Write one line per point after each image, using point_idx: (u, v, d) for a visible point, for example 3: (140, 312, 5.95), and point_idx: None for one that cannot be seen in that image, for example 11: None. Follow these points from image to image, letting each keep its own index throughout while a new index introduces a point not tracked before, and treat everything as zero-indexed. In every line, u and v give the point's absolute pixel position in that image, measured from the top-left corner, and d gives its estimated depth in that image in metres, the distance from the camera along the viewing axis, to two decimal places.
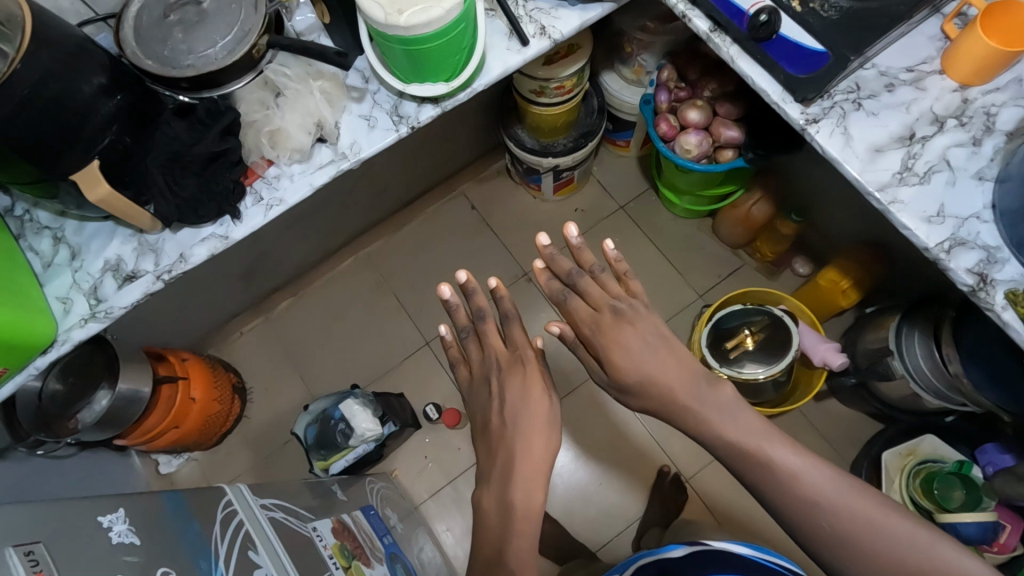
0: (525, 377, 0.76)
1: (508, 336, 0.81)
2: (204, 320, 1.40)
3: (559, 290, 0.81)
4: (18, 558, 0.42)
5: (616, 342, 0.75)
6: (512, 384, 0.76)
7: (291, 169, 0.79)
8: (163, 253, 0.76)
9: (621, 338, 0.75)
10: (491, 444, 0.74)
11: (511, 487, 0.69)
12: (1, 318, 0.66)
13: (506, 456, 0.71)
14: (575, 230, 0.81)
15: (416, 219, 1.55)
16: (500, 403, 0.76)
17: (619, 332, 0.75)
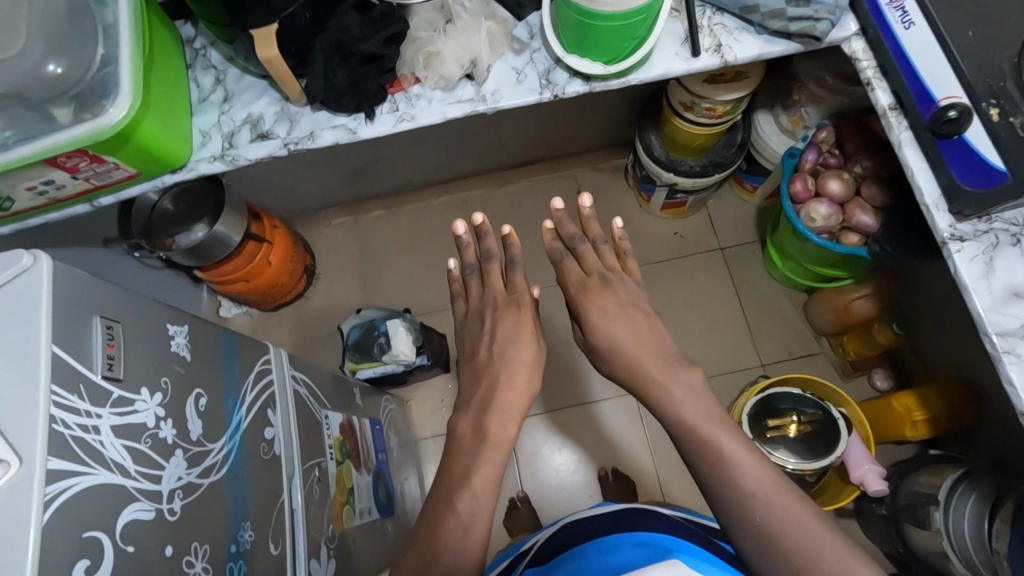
0: (518, 317, 0.78)
1: (510, 279, 0.82)
2: (304, 200, 1.50)
3: (558, 251, 0.81)
4: (100, 329, 0.47)
5: (602, 309, 0.75)
6: (506, 323, 0.78)
7: (432, 93, 0.82)
8: (297, 126, 0.82)
9: (601, 303, 0.75)
10: (476, 370, 0.76)
11: (488, 414, 0.71)
12: (151, 131, 0.74)
13: (489, 385, 0.74)
14: (588, 199, 0.80)
15: (523, 185, 1.58)
16: (489, 337, 0.78)
17: (602, 299, 0.75)
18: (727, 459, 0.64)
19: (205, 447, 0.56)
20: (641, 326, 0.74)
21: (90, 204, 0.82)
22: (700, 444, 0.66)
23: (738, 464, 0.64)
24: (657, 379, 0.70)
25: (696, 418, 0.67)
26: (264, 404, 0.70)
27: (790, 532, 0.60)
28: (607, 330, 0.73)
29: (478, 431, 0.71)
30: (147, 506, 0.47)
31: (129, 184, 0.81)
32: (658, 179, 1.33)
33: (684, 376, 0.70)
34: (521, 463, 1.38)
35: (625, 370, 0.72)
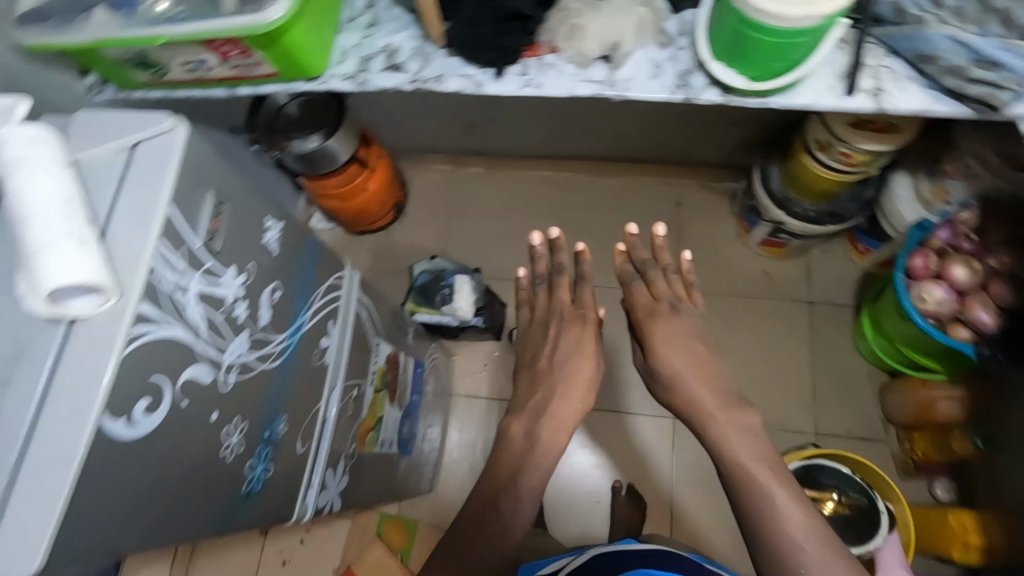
0: (579, 331, 0.78)
1: (578, 295, 0.81)
2: (412, 139, 1.55)
3: (629, 274, 0.80)
4: (210, 202, 0.51)
5: (666, 343, 0.75)
6: (566, 337, 0.78)
7: (564, 66, 0.82)
8: (429, 66, 0.84)
9: (666, 337, 0.75)
10: (534, 379, 0.77)
11: (543, 423, 0.73)
12: (297, 37, 0.78)
13: (545, 396, 0.75)
14: (664, 228, 0.79)
15: (625, 182, 1.55)
16: (551, 348, 0.78)
17: (667, 332, 0.75)
18: (772, 507, 0.64)
19: (268, 337, 0.61)
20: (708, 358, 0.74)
21: (228, 90, 0.88)
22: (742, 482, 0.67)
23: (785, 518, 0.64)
24: (715, 414, 0.71)
25: (750, 456, 0.68)
26: (326, 316, 0.75)
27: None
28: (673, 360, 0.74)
29: (531, 438, 0.73)
30: (207, 370, 0.51)
31: (265, 82, 0.86)
32: (766, 214, 1.26)
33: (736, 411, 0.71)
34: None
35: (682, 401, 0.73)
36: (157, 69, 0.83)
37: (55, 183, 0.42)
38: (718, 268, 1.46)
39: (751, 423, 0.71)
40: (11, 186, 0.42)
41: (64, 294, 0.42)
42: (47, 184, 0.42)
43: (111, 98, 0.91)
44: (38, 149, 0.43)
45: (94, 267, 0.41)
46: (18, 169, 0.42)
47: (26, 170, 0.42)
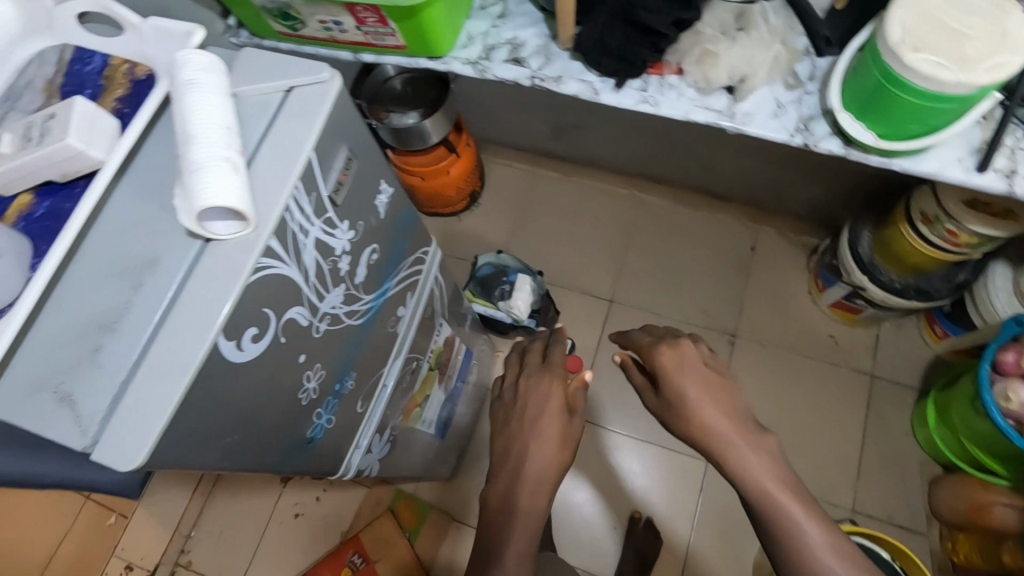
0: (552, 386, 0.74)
1: (549, 354, 0.79)
2: (500, 133, 1.56)
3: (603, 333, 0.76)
4: (343, 156, 0.52)
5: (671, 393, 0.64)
6: (537, 393, 0.74)
7: (685, 89, 0.81)
8: (550, 65, 0.85)
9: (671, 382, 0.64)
10: (506, 435, 0.72)
11: (518, 487, 0.67)
12: (433, 16, 0.80)
13: (520, 450, 0.70)
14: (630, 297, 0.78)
15: (701, 215, 1.53)
16: (520, 402, 0.74)
17: (674, 375, 0.64)
18: (796, 534, 0.57)
19: (358, 296, 0.62)
20: (718, 393, 0.63)
21: (353, 54, 0.91)
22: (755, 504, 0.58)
23: (813, 546, 0.56)
24: (729, 437, 0.61)
25: (776, 480, 0.59)
26: (407, 288, 0.77)
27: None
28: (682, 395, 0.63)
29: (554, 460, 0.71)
30: (306, 314, 0.53)
31: (391, 53, 0.89)
32: (848, 276, 1.22)
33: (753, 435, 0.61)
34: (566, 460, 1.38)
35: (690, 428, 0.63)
36: (294, 23, 0.87)
37: (220, 110, 0.45)
38: (781, 321, 1.43)
39: (772, 448, 0.61)
40: (182, 105, 0.44)
41: (208, 214, 0.44)
42: (213, 109, 0.44)
43: (243, 42, 0.95)
44: (210, 78, 0.46)
45: (240, 194, 0.43)
46: (191, 91, 0.45)
47: (196, 94, 0.45)
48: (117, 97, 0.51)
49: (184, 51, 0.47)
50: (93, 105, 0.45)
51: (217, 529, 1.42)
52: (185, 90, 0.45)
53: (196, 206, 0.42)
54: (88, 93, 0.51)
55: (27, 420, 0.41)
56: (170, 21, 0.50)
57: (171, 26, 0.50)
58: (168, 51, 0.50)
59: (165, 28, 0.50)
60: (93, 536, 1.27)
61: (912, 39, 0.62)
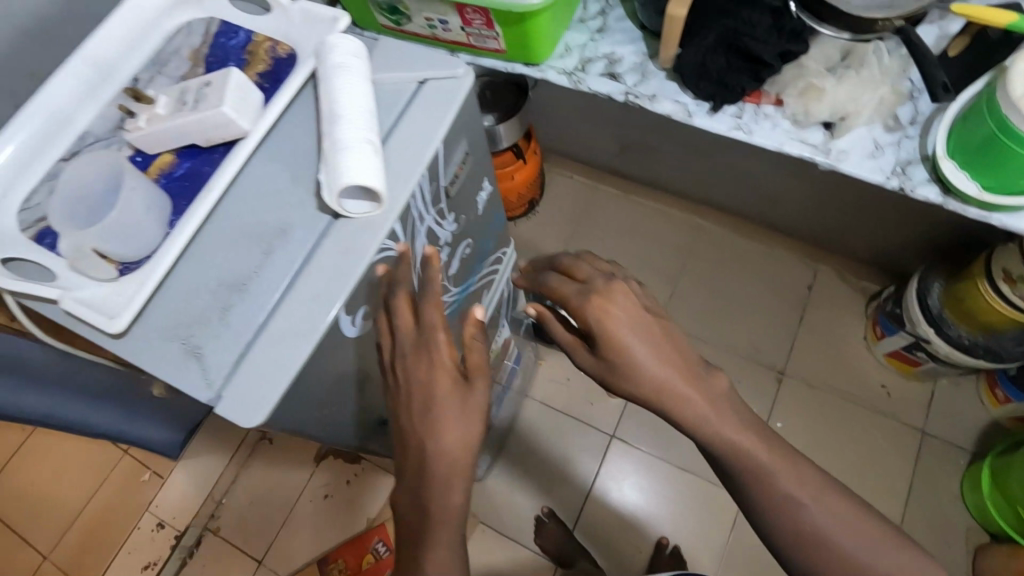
0: (431, 369, 0.46)
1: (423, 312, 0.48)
2: (566, 143, 1.57)
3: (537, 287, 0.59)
4: (462, 151, 0.54)
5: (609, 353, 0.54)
6: (418, 381, 0.47)
7: (781, 121, 0.81)
8: (645, 83, 0.86)
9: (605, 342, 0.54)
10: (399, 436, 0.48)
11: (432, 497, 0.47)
12: (539, 25, 0.82)
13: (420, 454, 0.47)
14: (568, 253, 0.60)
15: (760, 248, 1.51)
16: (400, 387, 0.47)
17: (611, 332, 0.54)
18: (794, 512, 0.54)
19: (447, 288, 0.63)
20: (656, 339, 0.55)
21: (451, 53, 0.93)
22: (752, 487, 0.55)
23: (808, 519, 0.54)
24: (672, 384, 0.54)
25: (784, 464, 0.55)
26: (483, 288, 0.78)
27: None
28: (617, 351, 0.54)
29: None
30: None
31: (489, 56, 0.90)
32: (912, 327, 1.20)
33: (769, 427, 0.57)
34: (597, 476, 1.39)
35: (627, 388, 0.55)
36: (400, 17, 0.88)
37: (364, 95, 0.47)
38: (832, 364, 1.40)
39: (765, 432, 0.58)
40: (330, 90, 0.47)
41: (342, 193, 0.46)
42: (357, 94, 0.47)
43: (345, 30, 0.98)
44: (355, 64, 0.49)
45: (376, 174, 0.45)
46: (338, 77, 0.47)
47: (343, 79, 0.47)
48: (258, 72, 0.53)
49: (332, 39, 0.50)
50: (244, 76, 0.48)
51: (245, 499, 1.45)
52: (332, 74, 0.47)
53: (335, 184, 0.44)
54: (231, 65, 0.54)
55: (156, 366, 0.42)
56: (318, 8, 0.53)
57: (318, 12, 0.53)
58: (314, 36, 0.53)
59: (314, 14, 0.53)
60: (130, 485, 1.41)
61: None
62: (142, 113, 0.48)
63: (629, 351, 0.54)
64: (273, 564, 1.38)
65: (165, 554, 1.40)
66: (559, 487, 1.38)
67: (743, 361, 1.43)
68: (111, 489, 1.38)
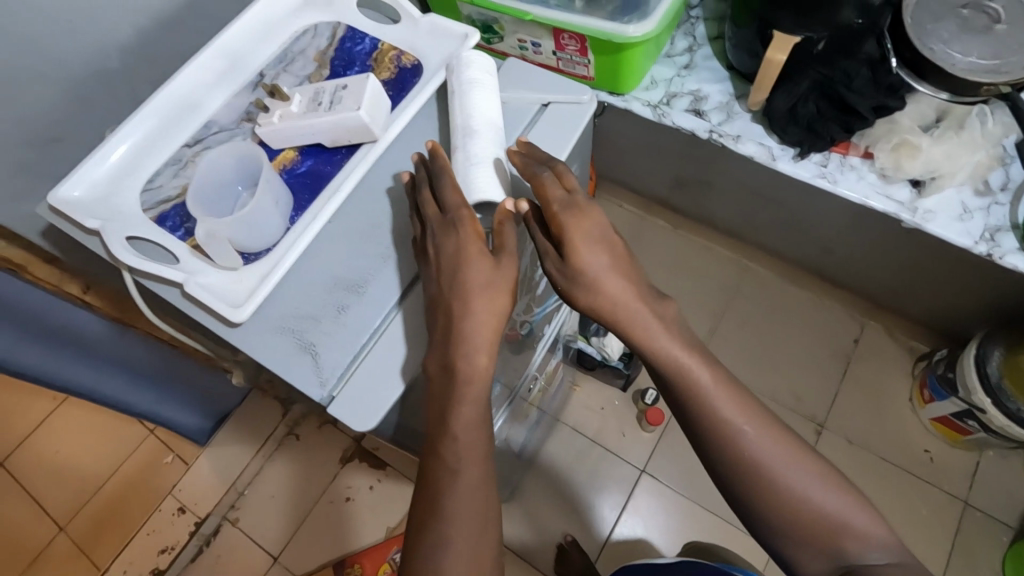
0: (461, 246, 0.44)
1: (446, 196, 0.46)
2: (620, 174, 1.58)
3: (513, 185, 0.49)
4: None
5: (586, 275, 0.49)
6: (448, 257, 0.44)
7: (867, 173, 0.81)
8: (730, 122, 0.87)
9: (583, 262, 0.49)
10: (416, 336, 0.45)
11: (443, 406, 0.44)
12: (633, 56, 0.83)
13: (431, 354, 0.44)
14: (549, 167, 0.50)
15: (808, 298, 1.50)
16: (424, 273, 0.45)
17: (589, 250, 0.49)
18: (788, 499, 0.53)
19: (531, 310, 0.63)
20: (620, 261, 0.51)
21: None
22: (719, 442, 0.54)
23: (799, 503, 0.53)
24: (634, 307, 0.51)
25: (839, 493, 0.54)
26: (552, 311, 0.78)
27: (845, 552, 0.52)
28: (588, 272, 0.49)
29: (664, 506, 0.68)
30: None
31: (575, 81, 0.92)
32: (966, 394, 1.17)
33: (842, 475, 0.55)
34: (622, 509, 1.36)
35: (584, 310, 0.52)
36: (492, 35, 0.90)
37: (494, 111, 0.49)
38: (875, 423, 1.37)
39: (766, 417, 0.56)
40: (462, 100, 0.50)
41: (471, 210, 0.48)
42: (489, 109, 0.49)
43: None
44: (486, 78, 0.50)
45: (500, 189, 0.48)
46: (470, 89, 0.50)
47: (474, 91, 0.49)
48: (382, 79, 0.54)
49: (464, 50, 0.52)
50: (378, 82, 0.48)
51: (266, 495, 1.43)
52: (466, 87, 0.49)
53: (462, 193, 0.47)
54: (356, 70, 0.55)
55: (268, 355, 0.43)
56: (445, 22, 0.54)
57: (445, 26, 0.54)
58: (442, 49, 0.54)
59: (441, 27, 0.54)
60: (156, 462, 1.44)
61: None
62: (277, 109, 0.48)
63: (602, 278, 0.50)
64: (288, 564, 1.37)
65: (182, 542, 1.39)
66: (582, 516, 1.36)
67: (782, 410, 1.40)
68: (138, 462, 1.43)
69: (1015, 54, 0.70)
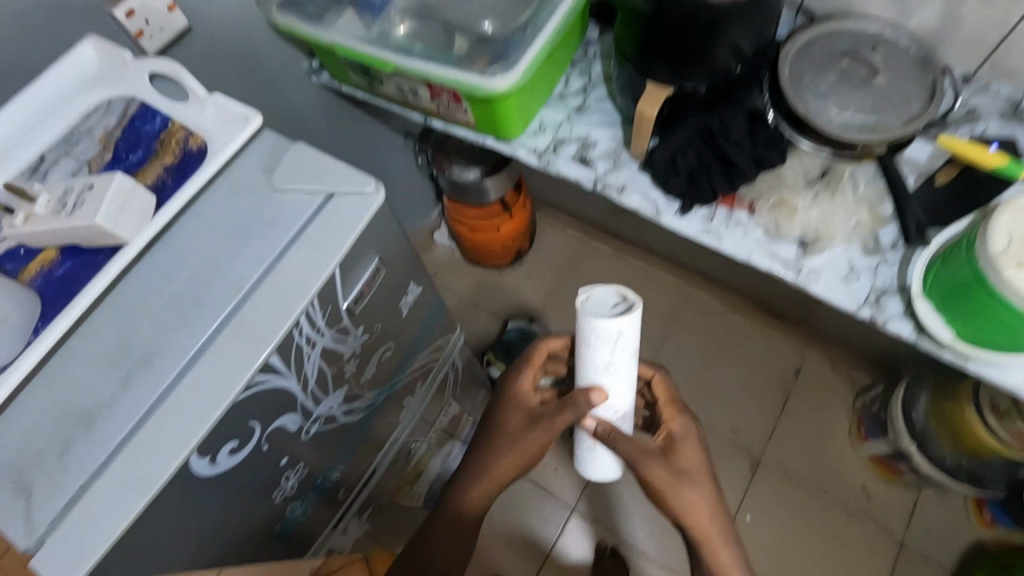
0: (507, 415, 0.72)
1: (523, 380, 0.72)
2: (559, 196, 1.52)
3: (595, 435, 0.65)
4: (370, 269, 0.50)
5: (682, 472, 0.65)
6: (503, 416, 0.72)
7: (752, 229, 0.75)
8: (616, 171, 0.82)
9: (685, 464, 0.66)
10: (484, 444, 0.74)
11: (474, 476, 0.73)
12: (508, 106, 0.78)
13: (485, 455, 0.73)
14: (596, 397, 0.59)
15: (748, 325, 1.45)
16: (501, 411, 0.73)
17: (689, 455, 0.66)
18: None
19: (357, 398, 0.59)
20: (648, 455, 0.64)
21: (425, 119, 0.90)
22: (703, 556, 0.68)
23: None
24: (658, 472, 0.64)
25: None
26: (419, 377, 0.73)
27: None
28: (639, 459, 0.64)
29: None
30: (297, 421, 0.50)
31: (461, 126, 0.87)
32: (894, 438, 1.12)
33: None
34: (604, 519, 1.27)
35: (673, 508, 0.66)
36: (373, 80, 0.86)
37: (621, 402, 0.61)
38: (813, 458, 1.33)
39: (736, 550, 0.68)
40: (593, 377, 0.59)
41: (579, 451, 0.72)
42: (618, 386, 0.60)
43: (323, 83, 0.96)
44: (625, 357, 0.57)
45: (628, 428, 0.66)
46: (603, 370, 0.58)
47: (609, 376, 0.58)
48: (164, 164, 0.50)
49: (609, 328, 0.54)
50: (132, 180, 0.45)
51: None
52: (600, 369, 0.58)
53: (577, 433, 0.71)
54: (139, 153, 0.51)
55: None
56: (600, 291, 0.56)
57: (599, 288, 0.56)
58: (227, 132, 0.50)
59: (601, 289, 0.56)
60: None
61: (1019, 254, 0.56)
62: (20, 211, 0.45)
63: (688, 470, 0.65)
64: None
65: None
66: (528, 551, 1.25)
67: (718, 445, 1.35)
68: None
69: (891, 110, 0.66)
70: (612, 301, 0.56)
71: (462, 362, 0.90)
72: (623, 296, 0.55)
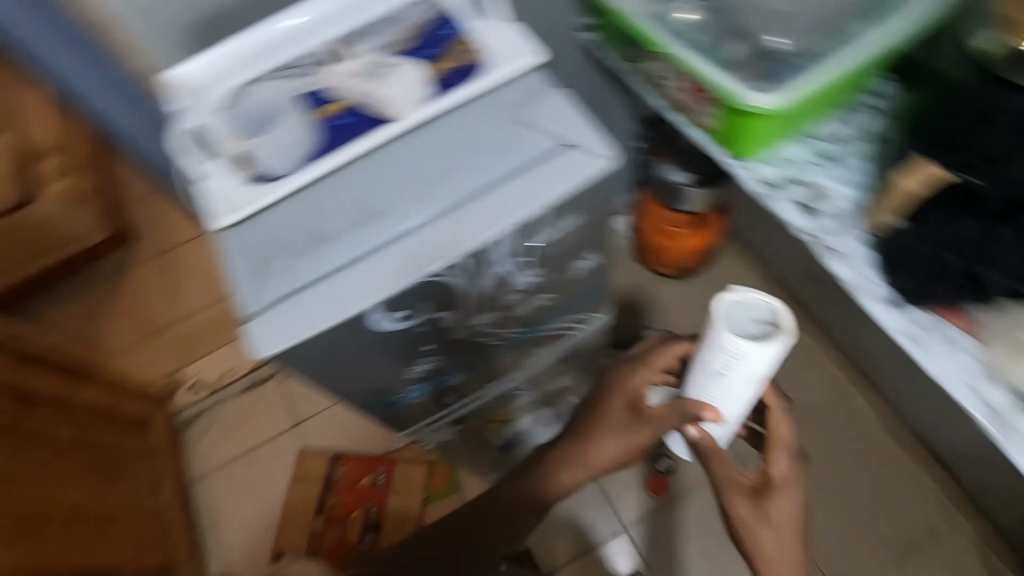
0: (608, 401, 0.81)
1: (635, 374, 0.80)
2: (755, 233, 1.44)
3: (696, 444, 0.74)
4: (568, 224, 0.57)
5: (768, 516, 0.69)
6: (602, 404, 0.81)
7: (963, 356, 0.68)
8: (839, 235, 0.76)
9: (775, 510, 0.69)
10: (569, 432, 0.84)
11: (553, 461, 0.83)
12: (760, 127, 0.75)
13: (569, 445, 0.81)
14: (710, 413, 0.70)
15: (899, 454, 1.27)
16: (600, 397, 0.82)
17: (784, 503, 0.70)
18: None
19: (505, 327, 0.66)
20: (741, 485, 0.71)
21: (664, 108, 0.87)
22: None
23: None
24: (745, 503, 0.70)
25: None
26: (552, 339, 0.77)
27: None
28: (731, 478, 0.72)
29: None
30: (453, 317, 0.60)
31: (697, 127, 0.83)
32: None
33: None
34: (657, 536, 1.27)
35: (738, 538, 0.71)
36: (636, 54, 0.87)
37: (725, 408, 0.71)
38: None
39: None
40: (715, 382, 0.68)
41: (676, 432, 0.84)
42: (726, 394, 0.69)
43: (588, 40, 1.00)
44: (743, 374, 0.65)
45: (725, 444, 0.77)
46: (732, 380, 0.66)
47: (733, 386, 0.67)
48: (447, 67, 0.59)
49: (738, 347, 0.63)
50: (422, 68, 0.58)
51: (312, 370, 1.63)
52: (717, 377, 0.67)
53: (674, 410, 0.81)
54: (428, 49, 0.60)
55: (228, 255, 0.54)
56: (752, 300, 0.64)
57: (756, 296, 0.64)
58: (508, 63, 0.58)
59: (756, 296, 0.65)
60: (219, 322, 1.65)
61: None
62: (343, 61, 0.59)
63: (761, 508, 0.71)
64: (306, 430, 1.55)
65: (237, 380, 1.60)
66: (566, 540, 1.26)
67: None
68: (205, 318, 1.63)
69: None
70: (762, 317, 0.64)
71: (591, 343, 0.91)
72: (775, 313, 0.64)
